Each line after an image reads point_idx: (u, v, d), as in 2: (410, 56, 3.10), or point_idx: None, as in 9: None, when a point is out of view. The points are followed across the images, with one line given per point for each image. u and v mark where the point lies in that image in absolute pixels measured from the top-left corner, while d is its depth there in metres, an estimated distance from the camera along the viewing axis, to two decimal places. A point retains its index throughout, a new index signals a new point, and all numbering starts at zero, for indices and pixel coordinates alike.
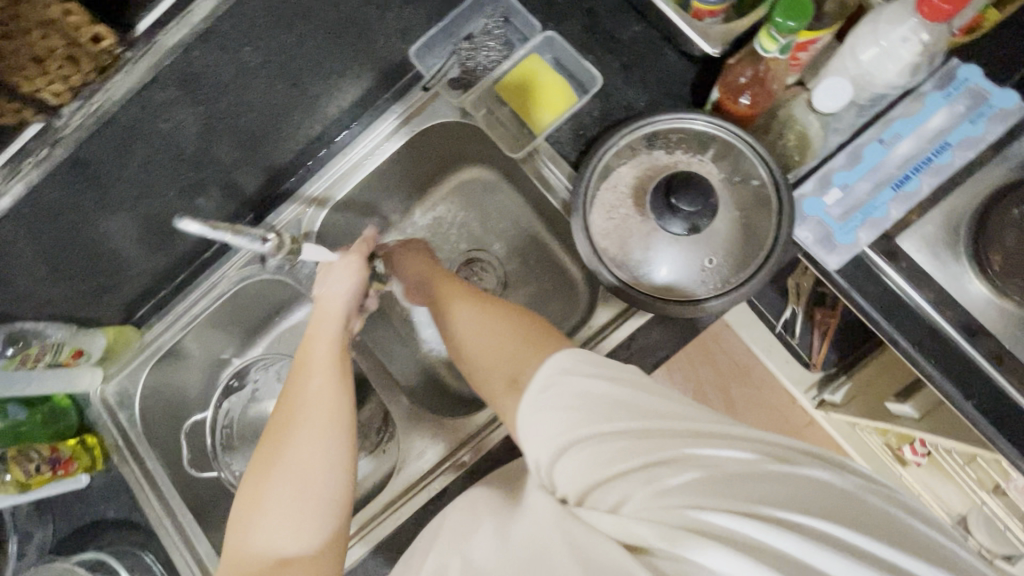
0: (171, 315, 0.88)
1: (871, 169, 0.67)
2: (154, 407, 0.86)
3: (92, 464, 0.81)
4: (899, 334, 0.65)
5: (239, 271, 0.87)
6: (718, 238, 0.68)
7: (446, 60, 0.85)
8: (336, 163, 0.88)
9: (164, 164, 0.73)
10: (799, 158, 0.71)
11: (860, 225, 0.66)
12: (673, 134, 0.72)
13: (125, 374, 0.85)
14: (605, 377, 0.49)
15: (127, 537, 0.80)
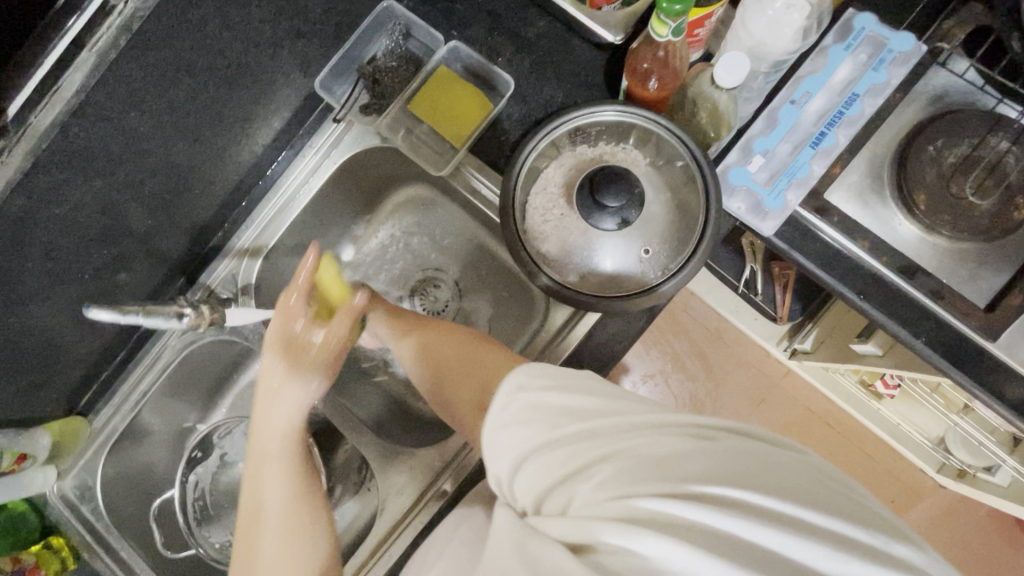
0: (119, 396, 0.84)
1: (789, 130, 0.69)
2: (119, 494, 0.84)
3: (63, 566, 0.80)
4: (844, 285, 0.66)
5: (181, 338, 0.84)
6: (654, 223, 0.70)
7: (353, 87, 0.82)
8: (262, 208, 0.84)
9: (71, 249, 0.69)
10: (716, 133, 0.71)
11: (787, 188, 0.67)
12: (592, 127, 0.73)
13: (81, 467, 0.83)
14: (556, 386, 0.48)
15: None
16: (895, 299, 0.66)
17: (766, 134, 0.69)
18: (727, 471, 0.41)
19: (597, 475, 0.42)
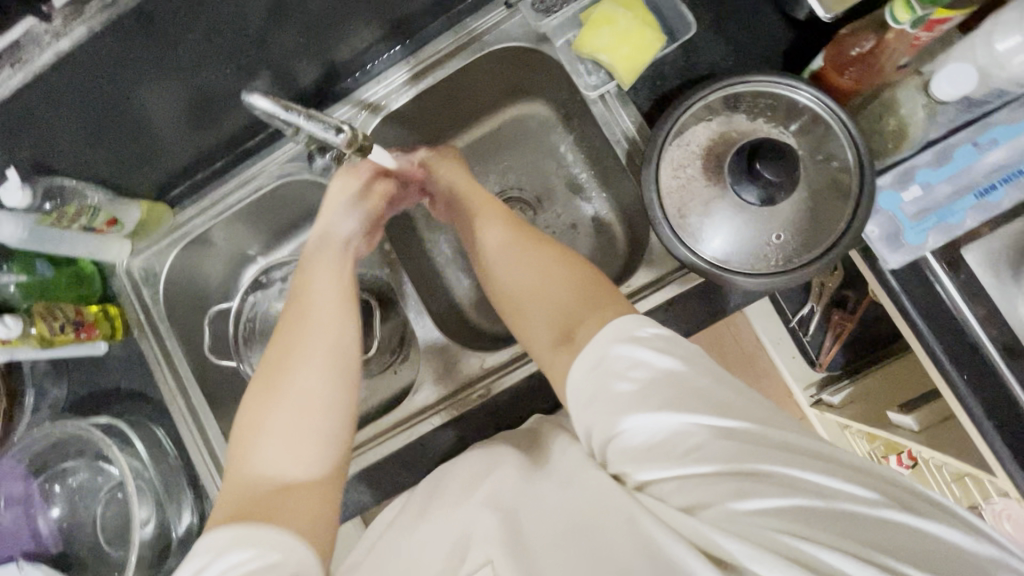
0: (205, 202, 1.11)
1: (956, 173, 0.86)
2: (172, 288, 1.11)
3: (112, 334, 1.04)
4: (935, 338, 0.85)
5: (280, 167, 1.09)
6: (783, 215, 0.87)
7: (488, 19, 1.05)
8: (389, 74, 1.07)
9: (210, 48, 0.87)
10: (894, 147, 0.87)
11: (932, 228, 0.85)
12: (760, 101, 0.91)
13: (153, 251, 1.10)
14: (670, 360, 0.62)
15: (141, 409, 1.04)
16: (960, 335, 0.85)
17: (933, 170, 0.85)
18: (739, 459, 0.55)
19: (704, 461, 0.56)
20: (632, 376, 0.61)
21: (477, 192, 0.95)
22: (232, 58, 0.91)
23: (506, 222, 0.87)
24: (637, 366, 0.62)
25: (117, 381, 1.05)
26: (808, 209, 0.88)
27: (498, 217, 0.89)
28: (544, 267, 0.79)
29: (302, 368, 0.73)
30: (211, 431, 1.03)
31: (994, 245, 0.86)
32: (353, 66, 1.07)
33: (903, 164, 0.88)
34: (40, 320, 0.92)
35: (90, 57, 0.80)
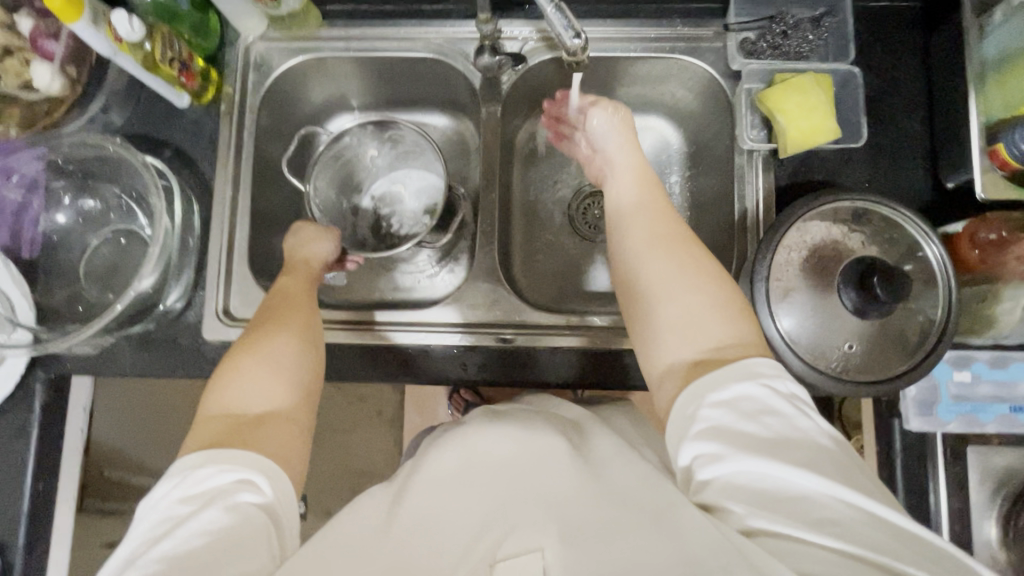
0: (356, 30, 0.75)
1: (1009, 382, 0.61)
2: (271, 107, 0.77)
3: (200, 95, 0.72)
4: (948, 509, 0.63)
5: (440, 44, 0.74)
6: (1011, 426, 0.61)
7: (756, 23, 0.69)
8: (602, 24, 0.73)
9: None
10: (974, 331, 0.59)
11: (963, 414, 0.61)
12: (889, 230, 0.61)
13: (280, 48, 0.75)
14: (802, 467, 0.38)
15: (181, 170, 0.72)
16: (960, 509, 0.63)
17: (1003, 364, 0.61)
18: (799, 447, 0.39)
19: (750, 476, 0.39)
20: (763, 421, 0.41)
21: (656, 209, 0.58)
22: None
23: (698, 276, 0.51)
24: (752, 401, 0.42)
25: (177, 120, 0.72)
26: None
27: (693, 257, 0.53)
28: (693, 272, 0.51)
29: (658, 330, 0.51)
30: (251, 241, 0.73)
31: (992, 461, 0.63)
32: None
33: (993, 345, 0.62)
34: (158, 37, 0.63)
35: None
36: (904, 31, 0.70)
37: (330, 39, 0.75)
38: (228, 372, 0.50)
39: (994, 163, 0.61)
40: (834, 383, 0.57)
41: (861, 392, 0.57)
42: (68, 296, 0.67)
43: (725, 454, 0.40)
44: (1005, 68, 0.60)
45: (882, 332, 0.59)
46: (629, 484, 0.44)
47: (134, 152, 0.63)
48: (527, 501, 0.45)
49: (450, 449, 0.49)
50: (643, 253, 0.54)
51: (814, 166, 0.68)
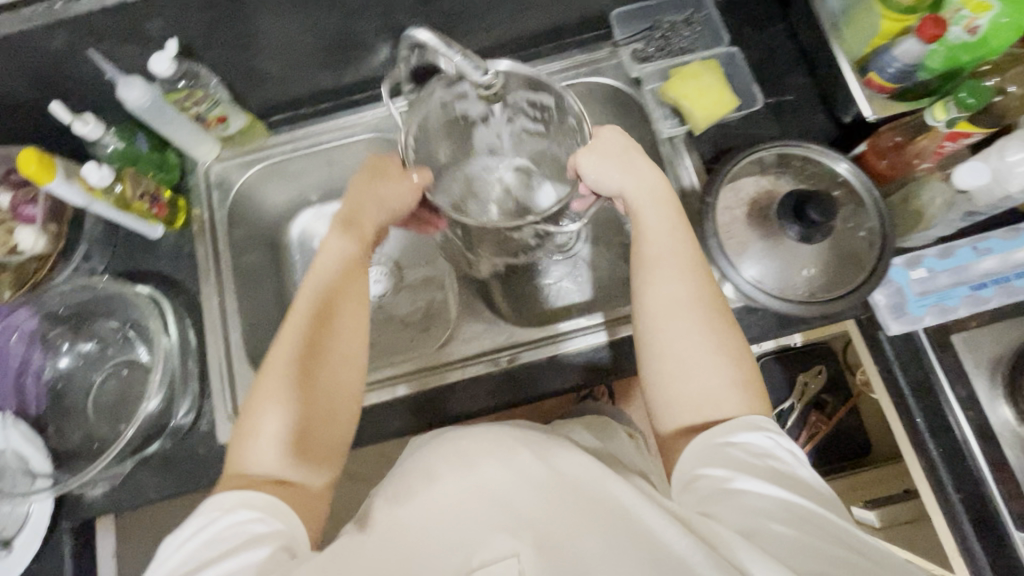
0: (299, 131, 0.83)
1: (960, 267, 0.66)
2: (238, 218, 0.83)
3: (172, 221, 0.78)
4: (954, 401, 0.65)
5: (375, 124, 0.83)
6: (981, 305, 0.65)
7: (639, 34, 0.80)
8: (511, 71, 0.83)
9: (315, 39, 0.72)
10: (910, 229, 0.64)
11: (932, 306, 0.66)
12: (809, 166, 0.68)
13: (236, 164, 0.82)
14: (792, 492, 0.45)
15: (167, 294, 0.76)
16: (965, 397, 0.65)
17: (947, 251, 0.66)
18: (796, 483, 0.46)
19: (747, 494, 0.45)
20: (763, 459, 0.48)
21: (691, 267, 0.60)
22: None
23: (720, 355, 0.55)
24: (760, 446, 0.49)
25: (155, 251, 0.78)
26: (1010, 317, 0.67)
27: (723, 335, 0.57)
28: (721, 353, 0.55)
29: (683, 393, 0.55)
30: (246, 341, 0.76)
31: (982, 345, 0.66)
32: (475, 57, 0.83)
33: (937, 241, 0.68)
34: (125, 178, 0.70)
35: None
36: (765, 10, 0.81)
37: (278, 145, 0.83)
38: (280, 396, 0.54)
39: (873, 89, 0.69)
40: (802, 308, 0.62)
41: (829, 309, 0.62)
42: (82, 436, 0.69)
43: (731, 478, 0.46)
44: (849, 14, 0.70)
45: (836, 254, 0.64)
46: (604, 491, 0.45)
47: (123, 284, 0.69)
48: (495, 507, 0.44)
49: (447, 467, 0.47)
50: (670, 322, 0.57)
51: (728, 135, 0.76)
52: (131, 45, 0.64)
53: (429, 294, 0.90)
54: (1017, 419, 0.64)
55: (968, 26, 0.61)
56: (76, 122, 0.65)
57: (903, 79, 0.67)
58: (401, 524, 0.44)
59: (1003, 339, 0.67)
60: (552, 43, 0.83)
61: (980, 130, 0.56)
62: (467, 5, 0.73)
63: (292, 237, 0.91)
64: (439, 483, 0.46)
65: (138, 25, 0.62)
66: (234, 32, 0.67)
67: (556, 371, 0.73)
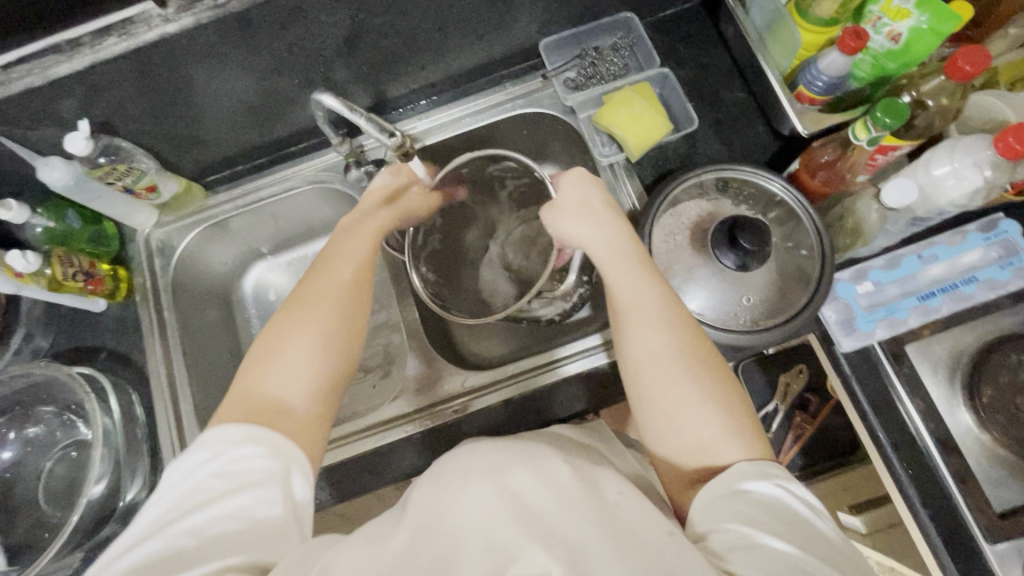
0: (239, 189, 0.83)
1: (906, 277, 0.65)
2: (184, 280, 0.82)
3: (114, 293, 0.76)
4: (913, 411, 0.64)
5: (315, 174, 0.82)
6: (929, 314, 0.64)
7: (570, 62, 0.79)
8: (445, 109, 0.82)
9: (238, 99, 0.70)
10: (850, 243, 0.62)
11: (882, 319, 0.65)
12: (746, 187, 0.68)
13: (176, 227, 0.81)
14: (817, 555, 0.40)
15: (113, 367, 0.75)
16: (925, 408, 0.64)
17: (890, 263, 0.66)
18: (819, 544, 0.41)
19: (770, 553, 0.40)
20: (784, 511, 0.43)
21: (675, 310, 0.55)
22: (365, 33, 0.67)
23: (709, 401, 0.50)
24: (778, 500, 0.44)
25: (98, 324, 0.77)
26: (964, 322, 0.65)
27: (715, 383, 0.51)
28: (715, 400, 0.50)
29: (678, 448, 0.50)
30: (196, 408, 0.75)
31: (935, 352, 0.66)
32: (409, 98, 0.82)
33: (882, 251, 0.67)
34: (55, 260, 0.69)
35: (323, 46, 0.67)
36: (695, 27, 0.80)
37: (219, 204, 0.82)
38: (281, 334, 0.53)
39: (804, 103, 0.69)
40: (746, 338, 0.62)
41: (775, 336, 0.61)
42: (31, 525, 0.67)
43: (754, 533, 0.41)
44: (772, 27, 0.68)
45: (779, 275, 0.63)
46: (639, 523, 0.42)
47: (60, 366, 0.68)
48: (536, 520, 0.41)
49: (441, 510, 0.43)
50: (654, 376, 0.52)
51: (668, 156, 0.75)
52: (44, 126, 0.63)
53: (387, 339, 0.88)
54: (979, 426, 0.63)
55: (889, 34, 0.60)
56: None
57: (832, 90, 0.66)
58: (402, 553, 0.41)
59: (959, 344, 0.65)
60: (485, 77, 0.83)
61: (907, 144, 0.57)
62: (390, 50, 0.71)
63: (247, 290, 0.92)
64: (432, 524, 0.42)
65: (48, 107, 0.61)
66: (151, 103, 0.66)
67: (507, 412, 0.72)
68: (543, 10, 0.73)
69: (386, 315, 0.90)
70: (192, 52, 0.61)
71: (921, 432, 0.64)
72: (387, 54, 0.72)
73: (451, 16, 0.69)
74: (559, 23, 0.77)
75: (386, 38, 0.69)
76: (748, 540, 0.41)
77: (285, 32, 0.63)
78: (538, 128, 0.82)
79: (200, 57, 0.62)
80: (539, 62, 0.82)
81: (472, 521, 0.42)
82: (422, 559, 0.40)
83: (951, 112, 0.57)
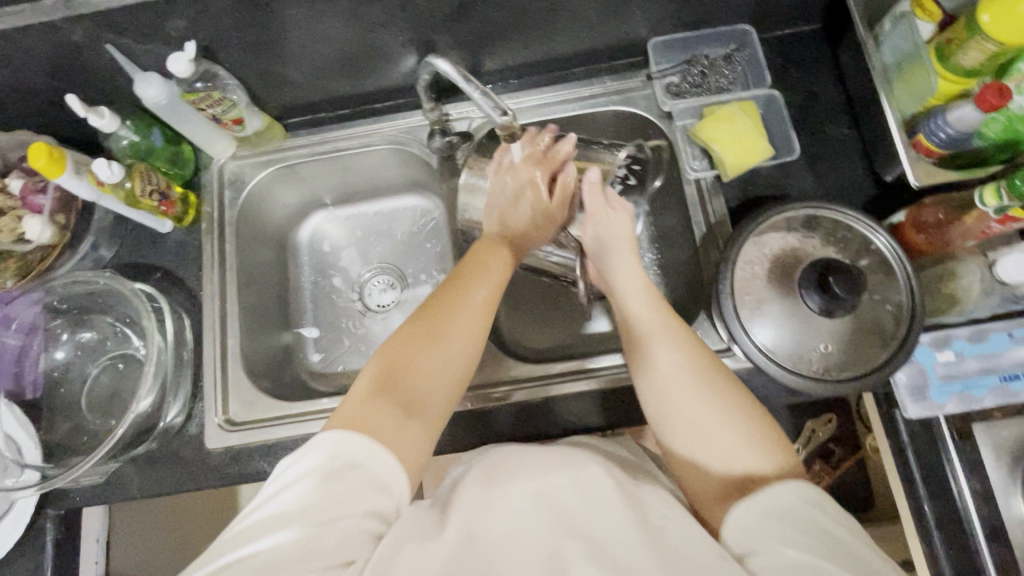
0: (318, 135, 0.82)
1: (990, 354, 0.62)
2: (249, 216, 0.82)
3: (182, 217, 0.77)
4: (966, 492, 0.62)
5: (396, 134, 0.81)
6: (1008, 397, 0.62)
7: (676, 66, 0.76)
8: (536, 92, 0.80)
9: (339, 47, 0.69)
10: (942, 310, 0.60)
11: (956, 393, 0.62)
12: (838, 230, 0.65)
13: (252, 162, 0.81)
14: (821, 550, 0.42)
15: (170, 290, 0.76)
16: (978, 490, 0.62)
17: (977, 336, 0.62)
18: (836, 545, 0.42)
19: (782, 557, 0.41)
20: (796, 509, 0.44)
21: (681, 335, 0.56)
22: (480, 2, 0.65)
23: (725, 416, 0.50)
24: (799, 507, 0.44)
25: (161, 244, 0.77)
26: None
27: (732, 402, 0.51)
28: (737, 419, 0.50)
29: (706, 466, 0.50)
30: (241, 345, 0.76)
31: (1000, 436, 0.63)
32: (501, 75, 0.80)
33: (969, 322, 0.64)
34: (136, 175, 0.69)
35: (436, 8, 0.65)
36: (811, 53, 0.76)
37: (297, 146, 0.82)
38: (396, 360, 0.50)
39: (920, 153, 0.65)
40: (817, 386, 0.59)
41: (847, 390, 0.59)
42: (72, 427, 0.69)
43: (766, 544, 0.42)
44: (904, 68, 0.64)
45: (858, 326, 0.61)
46: (686, 537, 0.43)
47: (123, 280, 0.68)
48: (577, 531, 0.43)
49: (482, 501, 0.46)
50: (669, 399, 0.53)
51: (760, 181, 0.72)
52: (149, 42, 0.63)
53: None
54: None
55: None
56: (91, 116, 0.64)
57: (954, 145, 0.62)
58: (460, 541, 0.43)
59: None
60: (583, 67, 0.80)
61: None
62: (498, 23, 0.69)
63: (303, 237, 0.92)
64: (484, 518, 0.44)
65: (157, 24, 0.61)
66: (256, 36, 0.65)
67: (548, 412, 0.70)
68: (661, 7, 0.71)
69: (434, 286, 0.89)
70: None
71: (969, 514, 0.61)
72: (495, 28, 0.70)
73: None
74: (673, 24, 0.74)
75: (497, 10, 0.67)
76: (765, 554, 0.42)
77: None
78: (627, 128, 0.79)
79: None
80: (641, 60, 0.79)
81: (509, 519, 0.44)
82: (475, 557, 0.42)
83: None
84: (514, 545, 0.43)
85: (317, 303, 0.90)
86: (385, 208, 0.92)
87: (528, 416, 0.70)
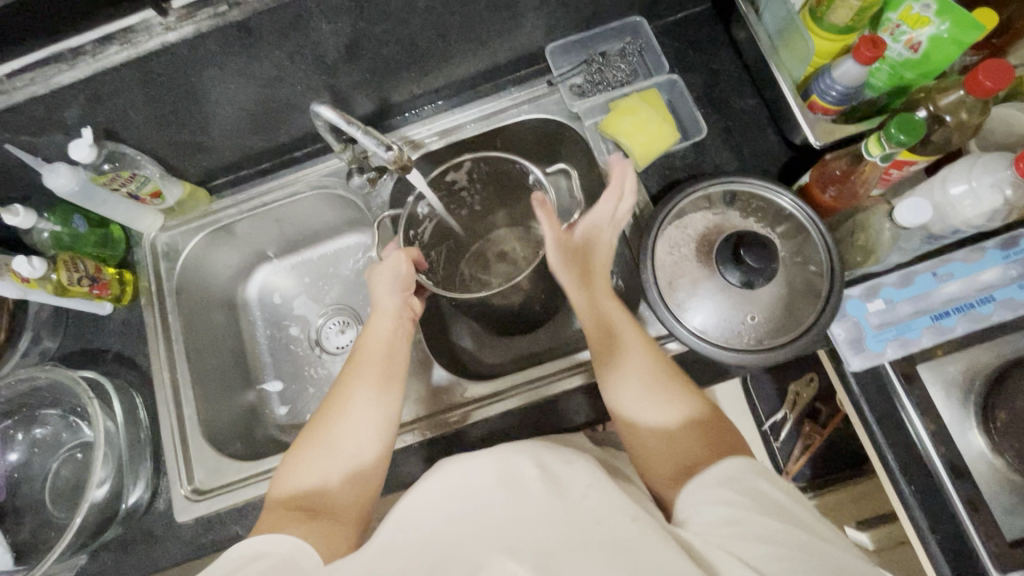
0: (243, 192, 0.83)
1: (919, 295, 0.64)
2: (191, 283, 0.83)
3: (120, 296, 0.77)
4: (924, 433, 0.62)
5: (318, 180, 0.82)
6: (945, 336, 0.63)
7: (575, 67, 0.78)
8: (449, 114, 0.81)
9: (241, 107, 0.70)
10: (861, 261, 0.61)
11: (892, 338, 0.63)
12: (755, 201, 0.66)
13: (183, 230, 0.81)
14: (752, 504, 0.43)
15: (120, 370, 0.76)
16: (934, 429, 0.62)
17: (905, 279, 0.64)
18: (767, 501, 0.44)
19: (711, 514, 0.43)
20: (728, 477, 0.46)
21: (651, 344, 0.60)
22: (367, 43, 0.67)
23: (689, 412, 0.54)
24: (733, 474, 0.46)
25: (105, 326, 0.78)
26: (978, 343, 0.63)
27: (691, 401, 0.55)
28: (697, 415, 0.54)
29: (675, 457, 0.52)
30: (195, 413, 0.75)
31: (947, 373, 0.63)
32: (412, 103, 0.81)
33: (896, 267, 0.66)
34: (61, 265, 0.70)
35: (324, 56, 0.66)
36: (705, 32, 0.78)
37: (225, 206, 0.83)
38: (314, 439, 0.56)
39: (817, 113, 0.66)
40: (754, 357, 0.60)
41: (784, 356, 0.59)
42: (39, 524, 0.69)
43: (701, 507, 0.44)
44: (785, 34, 0.66)
45: (786, 291, 0.61)
46: (606, 513, 0.41)
47: (63, 369, 0.68)
48: (498, 527, 0.40)
49: (397, 517, 0.44)
50: (646, 398, 0.55)
51: (676, 164, 0.73)
52: (49, 134, 0.64)
53: None
54: (992, 450, 0.60)
55: (908, 42, 0.58)
56: (4, 215, 0.65)
57: (846, 100, 0.63)
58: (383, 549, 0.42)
59: (974, 364, 0.63)
60: (489, 83, 0.81)
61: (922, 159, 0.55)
62: (391, 58, 0.71)
63: (253, 294, 0.92)
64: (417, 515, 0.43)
65: (52, 116, 0.61)
66: (151, 112, 0.66)
67: (510, 423, 0.70)
68: (547, 15, 0.72)
69: None
70: (193, 62, 0.61)
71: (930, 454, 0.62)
72: (391, 63, 0.71)
73: (454, 24, 0.68)
74: (565, 27, 0.75)
75: (387, 45, 0.68)
76: (696, 516, 0.44)
77: (287, 41, 0.62)
78: (543, 134, 0.80)
79: (204, 65, 0.62)
80: (544, 68, 0.81)
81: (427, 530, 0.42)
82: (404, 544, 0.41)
83: (971, 127, 0.55)
84: (445, 548, 0.40)
85: (276, 356, 0.90)
86: (329, 251, 0.93)
87: (489, 432, 0.70)
